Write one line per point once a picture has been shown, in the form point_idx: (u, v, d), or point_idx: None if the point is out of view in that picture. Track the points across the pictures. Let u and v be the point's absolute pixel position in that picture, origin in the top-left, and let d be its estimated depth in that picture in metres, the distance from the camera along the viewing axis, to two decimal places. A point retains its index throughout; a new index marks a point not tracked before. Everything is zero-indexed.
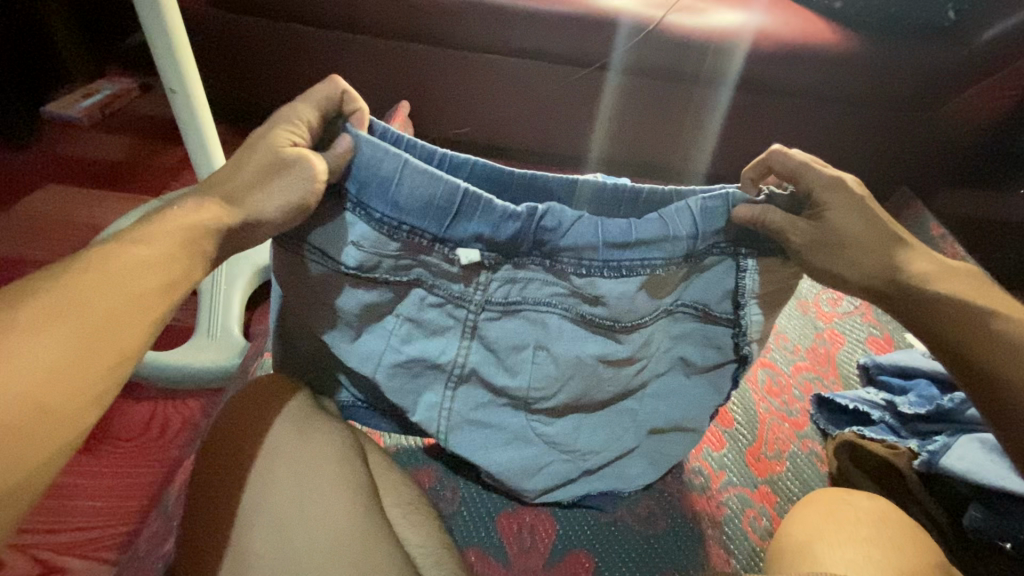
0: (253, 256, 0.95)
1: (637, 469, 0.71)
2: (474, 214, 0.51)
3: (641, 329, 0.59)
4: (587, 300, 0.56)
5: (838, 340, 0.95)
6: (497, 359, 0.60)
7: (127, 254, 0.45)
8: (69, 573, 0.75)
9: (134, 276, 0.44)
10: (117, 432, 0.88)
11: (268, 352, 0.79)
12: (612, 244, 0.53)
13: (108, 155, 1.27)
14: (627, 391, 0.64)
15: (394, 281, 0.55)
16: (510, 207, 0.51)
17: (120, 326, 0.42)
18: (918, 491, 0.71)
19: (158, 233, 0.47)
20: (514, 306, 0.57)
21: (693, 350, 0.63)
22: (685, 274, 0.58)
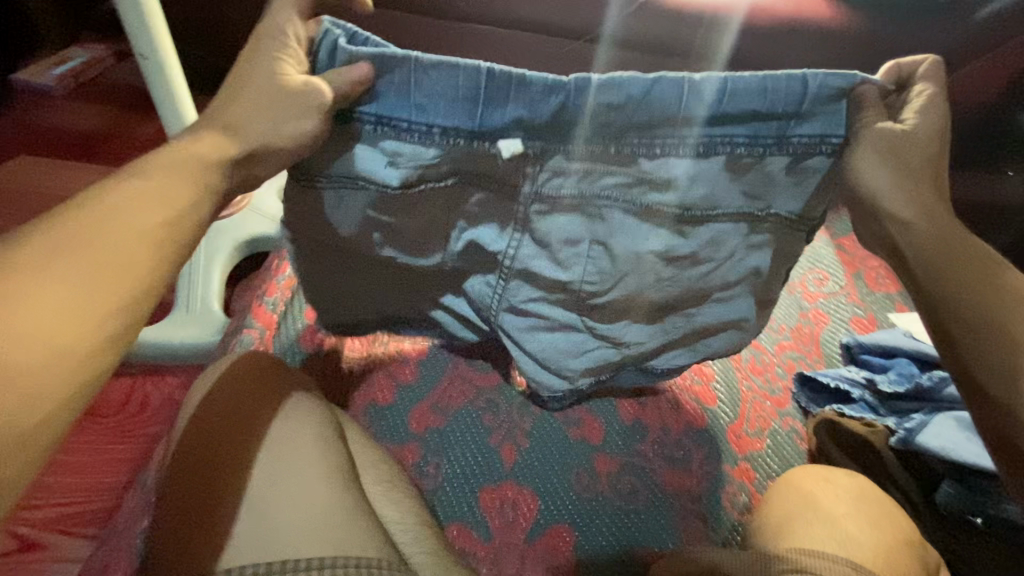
0: (233, 232, 0.92)
1: (672, 357, 0.72)
2: (507, 97, 0.47)
3: (709, 224, 0.55)
4: (655, 188, 0.52)
5: (822, 320, 0.95)
6: (550, 255, 0.58)
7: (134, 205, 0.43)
8: (49, 547, 0.75)
9: (123, 222, 0.41)
10: (95, 408, 0.87)
11: (248, 329, 0.78)
12: (661, 122, 0.49)
13: (82, 125, 1.23)
14: (691, 293, 0.62)
15: (438, 187, 0.54)
16: (547, 81, 0.47)
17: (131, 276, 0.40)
18: (894, 469, 0.72)
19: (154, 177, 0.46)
20: (578, 198, 0.53)
21: (763, 259, 0.59)
22: (758, 164, 0.52)
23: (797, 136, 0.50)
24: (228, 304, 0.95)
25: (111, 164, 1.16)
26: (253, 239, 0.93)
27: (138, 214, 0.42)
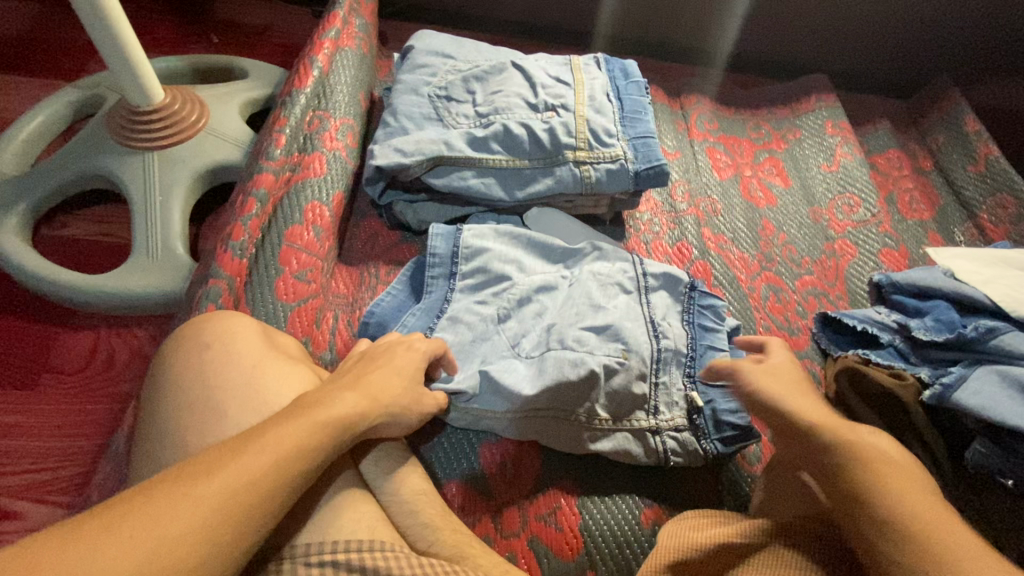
0: (191, 160, 0.80)
1: (519, 374, 0.63)
2: (666, 342, 0.68)
3: (654, 432, 0.65)
4: (635, 436, 0.65)
5: (848, 252, 0.89)
6: (554, 371, 0.62)
7: (192, 499, 0.36)
8: (24, 522, 0.60)
9: (200, 508, 0.35)
10: (57, 364, 0.70)
11: (216, 279, 0.66)
12: (664, 393, 0.66)
13: (7, 27, 1.05)
14: (624, 449, 0.64)
15: (483, 197, 0.78)
16: (663, 397, 0.66)
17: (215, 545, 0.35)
18: (922, 426, 0.65)
19: (256, 445, 0.40)
20: (603, 322, 0.66)
21: (619, 387, 0.64)
22: (692, 409, 0.66)
23: (662, 440, 0.65)
24: (194, 244, 0.82)
25: (48, 79, 1.00)
26: (213, 167, 0.82)
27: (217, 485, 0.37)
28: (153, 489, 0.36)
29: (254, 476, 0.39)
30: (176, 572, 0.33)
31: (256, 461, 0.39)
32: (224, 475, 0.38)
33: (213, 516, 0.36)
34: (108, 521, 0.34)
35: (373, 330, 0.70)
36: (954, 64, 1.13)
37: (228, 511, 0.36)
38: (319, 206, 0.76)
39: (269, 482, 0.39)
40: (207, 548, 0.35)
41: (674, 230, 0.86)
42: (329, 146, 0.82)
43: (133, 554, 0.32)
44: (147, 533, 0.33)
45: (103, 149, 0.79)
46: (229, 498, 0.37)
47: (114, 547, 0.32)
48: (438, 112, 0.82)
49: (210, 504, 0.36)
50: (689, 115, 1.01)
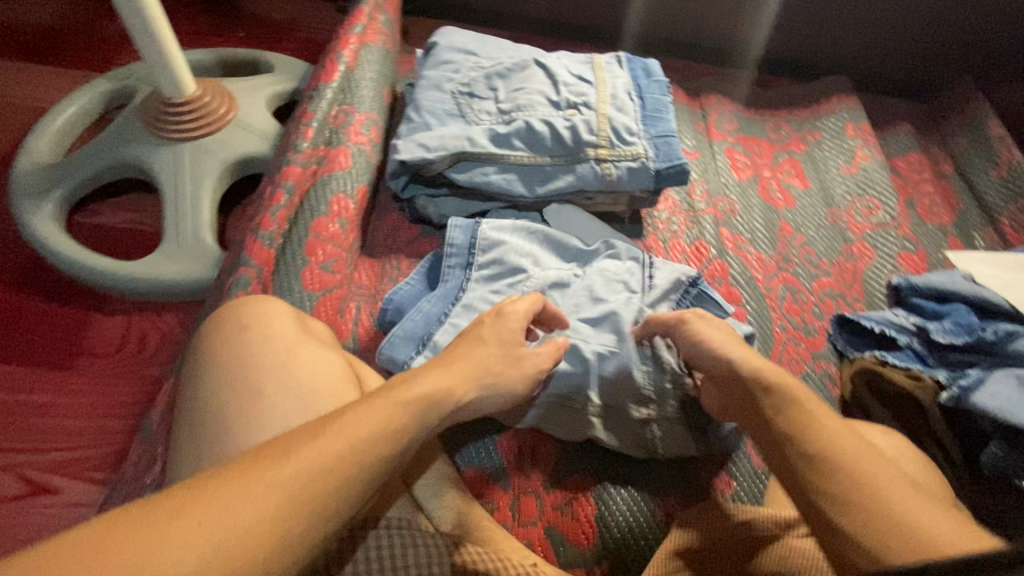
0: (221, 151, 0.82)
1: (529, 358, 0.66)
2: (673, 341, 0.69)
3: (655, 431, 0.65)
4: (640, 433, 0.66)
5: (867, 254, 0.89)
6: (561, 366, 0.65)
7: (273, 475, 0.36)
8: (60, 497, 0.62)
9: (277, 485, 0.35)
10: (91, 346, 0.72)
11: (246, 268, 0.68)
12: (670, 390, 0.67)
13: (39, 18, 1.08)
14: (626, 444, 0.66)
15: (501, 193, 0.80)
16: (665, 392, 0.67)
17: (296, 520, 0.35)
18: (938, 429, 0.65)
19: (331, 428, 0.40)
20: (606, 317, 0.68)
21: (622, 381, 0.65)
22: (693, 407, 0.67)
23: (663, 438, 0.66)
24: (221, 234, 0.84)
25: (79, 70, 1.03)
26: (241, 159, 0.84)
27: (300, 465, 0.37)
28: (235, 470, 0.36)
29: (328, 460, 0.38)
30: (254, 546, 0.33)
31: (331, 444, 0.39)
32: (300, 457, 0.37)
33: (297, 493, 0.36)
34: (190, 498, 0.33)
35: (390, 315, 0.71)
36: (977, 68, 1.12)
37: (303, 488, 0.36)
38: (344, 198, 0.78)
39: (345, 462, 0.39)
40: (294, 531, 0.35)
41: (692, 230, 0.87)
42: (355, 140, 0.83)
43: (210, 533, 0.32)
44: (239, 511, 0.33)
45: (136, 140, 0.81)
46: (311, 477, 0.37)
47: (193, 523, 0.32)
48: (461, 108, 0.83)
49: (286, 485, 0.36)
50: (709, 114, 1.02)
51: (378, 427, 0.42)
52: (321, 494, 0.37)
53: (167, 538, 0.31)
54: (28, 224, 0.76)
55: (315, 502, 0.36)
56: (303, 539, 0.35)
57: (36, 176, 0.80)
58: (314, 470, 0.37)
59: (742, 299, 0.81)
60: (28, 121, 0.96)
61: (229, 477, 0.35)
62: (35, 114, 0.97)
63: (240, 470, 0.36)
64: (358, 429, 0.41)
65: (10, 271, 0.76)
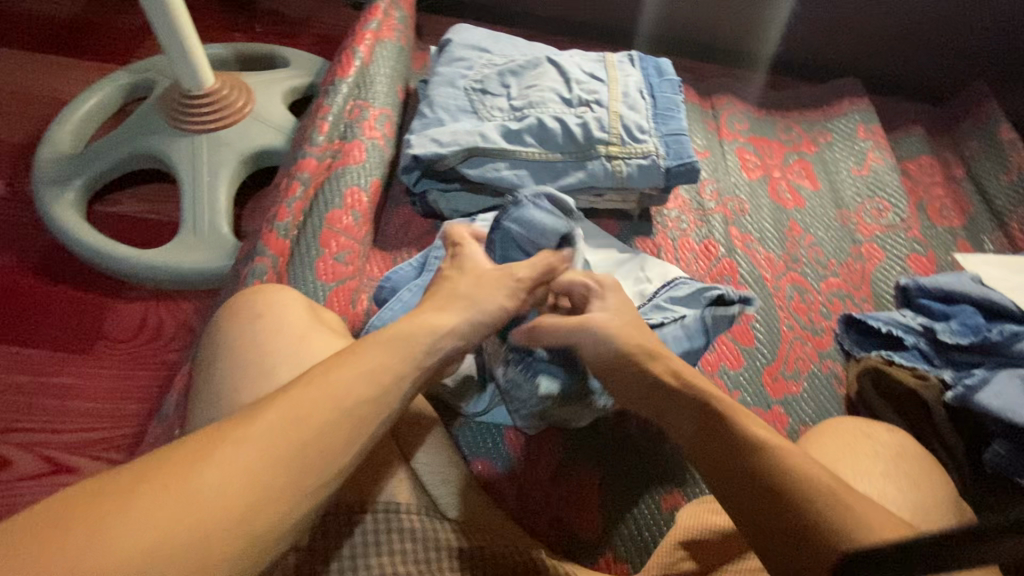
0: (238, 143, 0.83)
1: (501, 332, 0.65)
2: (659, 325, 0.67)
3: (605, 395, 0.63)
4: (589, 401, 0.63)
5: (875, 256, 0.89)
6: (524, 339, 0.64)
7: (235, 444, 0.35)
8: (78, 477, 0.64)
9: (242, 453, 0.34)
10: (109, 332, 0.74)
11: (262, 257, 0.69)
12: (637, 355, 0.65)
13: (62, 10, 1.10)
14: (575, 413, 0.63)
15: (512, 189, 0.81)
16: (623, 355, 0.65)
17: (264, 488, 0.34)
18: (942, 428, 0.66)
19: (295, 392, 0.39)
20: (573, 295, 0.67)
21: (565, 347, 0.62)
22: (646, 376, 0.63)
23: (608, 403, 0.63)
24: (236, 225, 0.86)
25: (101, 62, 1.05)
26: (258, 151, 0.85)
27: (263, 432, 0.36)
28: (200, 440, 0.35)
29: (301, 421, 0.37)
30: (223, 517, 0.32)
31: (292, 408, 0.37)
32: (262, 424, 0.36)
33: (264, 462, 0.35)
34: (150, 471, 0.33)
35: (385, 295, 0.72)
36: (991, 72, 1.12)
37: (270, 456, 0.35)
38: (358, 191, 0.79)
39: (313, 429, 0.37)
40: (292, 490, 0.35)
41: (701, 228, 0.87)
42: (369, 134, 0.84)
43: (176, 504, 0.31)
44: (233, 469, 0.34)
45: (154, 131, 0.83)
46: (276, 444, 0.36)
47: (153, 495, 0.31)
48: (474, 105, 0.84)
49: (252, 454, 0.35)
50: (720, 114, 1.02)
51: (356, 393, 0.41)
52: (288, 462, 0.35)
53: (174, 492, 0.32)
54: (50, 212, 0.78)
55: (286, 471, 0.35)
56: (278, 507, 0.34)
57: (58, 165, 0.81)
58: (285, 437, 0.36)
59: (749, 298, 0.81)
60: (51, 111, 0.98)
61: (225, 434, 0.36)
62: (58, 105, 0.99)
63: (237, 431, 0.36)
64: (332, 395, 0.40)
65: (32, 257, 0.78)
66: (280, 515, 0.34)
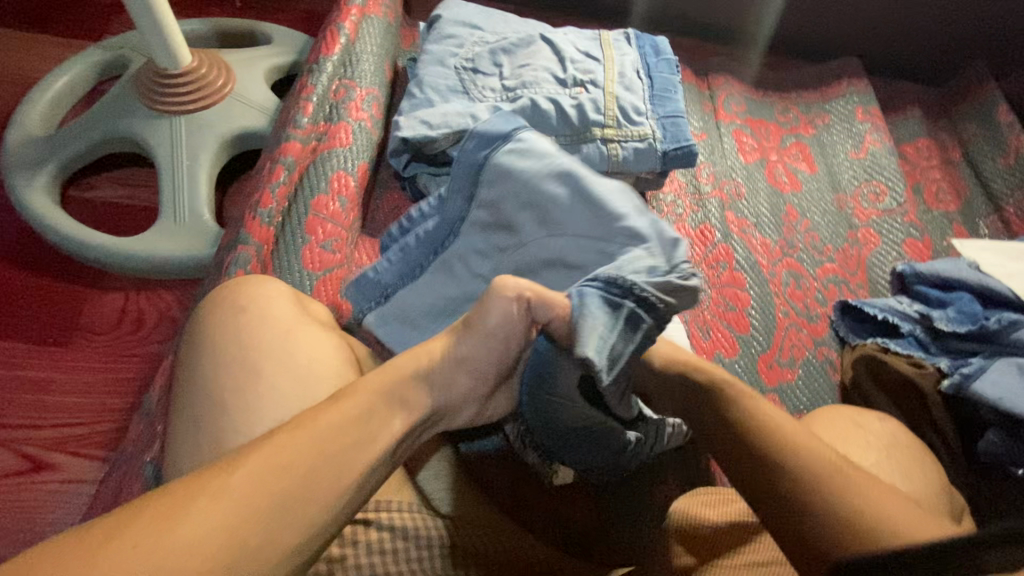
0: (218, 125, 0.80)
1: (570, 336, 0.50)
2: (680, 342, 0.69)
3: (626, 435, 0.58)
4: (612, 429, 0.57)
5: (871, 241, 0.88)
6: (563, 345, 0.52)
7: (226, 484, 0.34)
8: (60, 473, 0.62)
9: (230, 496, 0.34)
10: (87, 323, 0.71)
11: (245, 246, 0.67)
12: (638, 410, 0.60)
13: None
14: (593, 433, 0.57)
15: None
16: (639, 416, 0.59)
17: (252, 531, 0.33)
18: (938, 417, 0.65)
19: (290, 436, 0.38)
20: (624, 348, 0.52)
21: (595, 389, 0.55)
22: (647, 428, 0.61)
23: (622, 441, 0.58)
24: (218, 211, 0.83)
25: (71, 38, 1.00)
26: (239, 134, 0.82)
27: (254, 477, 0.35)
28: (185, 485, 0.34)
29: (289, 455, 0.37)
30: (205, 566, 0.31)
31: (284, 449, 0.37)
32: (250, 464, 0.35)
33: (253, 504, 0.34)
34: (129, 519, 0.32)
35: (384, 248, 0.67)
36: (990, 51, 1.10)
37: (262, 497, 0.34)
38: (345, 176, 0.76)
39: (303, 470, 0.36)
40: (282, 531, 0.34)
41: (697, 213, 0.86)
42: (355, 116, 0.81)
43: (158, 555, 0.31)
44: (234, 505, 0.33)
45: (129, 114, 0.79)
46: (263, 485, 0.35)
47: (127, 547, 0.31)
48: (464, 85, 0.81)
49: (239, 493, 0.34)
50: (717, 95, 1.00)
51: (351, 422, 0.40)
52: (281, 504, 0.35)
53: (154, 541, 0.31)
54: (21, 199, 0.74)
55: (277, 512, 0.34)
56: (263, 543, 0.33)
57: (29, 150, 0.78)
58: (275, 473, 0.35)
59: (745, 284, 0.80)
60: (19, 91, 0.93)
61: (209, 478, 0.35)
62: (27, 84, 0.94)
63: (236, 466, 0.35)
64: (327, 429, 0.39)
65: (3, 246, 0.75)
66: (271, 558, 0.33)
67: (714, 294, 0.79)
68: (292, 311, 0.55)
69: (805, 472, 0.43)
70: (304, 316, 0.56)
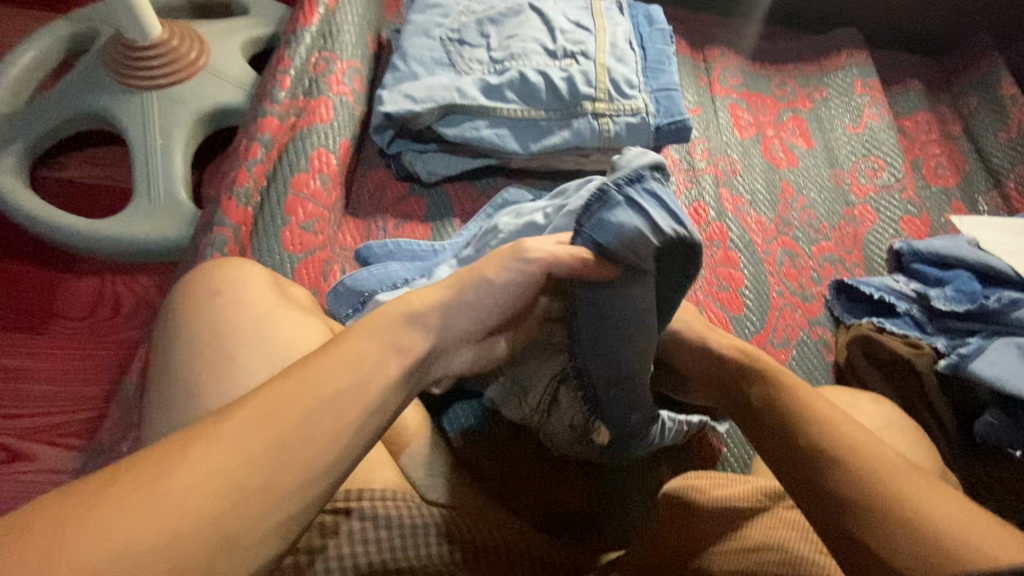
0: (193, 101, 0.76)
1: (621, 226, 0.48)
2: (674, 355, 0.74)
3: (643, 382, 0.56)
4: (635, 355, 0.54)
5: (868, 218, 0.86)
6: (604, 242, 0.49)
7: (224, 439, 0.32)
8: (38, 463, 0.61)
9: (229, 454, 0.32)
10: (63, 310, 0.69)
11: (223, 228, 0.64)
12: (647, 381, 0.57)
13: None
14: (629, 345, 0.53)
15: (492, 148, 0.75)
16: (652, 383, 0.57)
17: (252, 490, 0.31)
18: (935, 398, 0.65)
19: (291, 387, 0.36)
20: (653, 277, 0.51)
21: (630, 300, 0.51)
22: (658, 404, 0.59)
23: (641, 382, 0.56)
24: (196, 191, 0.80)
25: (36, 10, 0.95)
26: (215, 110, 0.78)
27: (251, 433, 0.33)
28: (178, 441, 0.32)
29: (292, 414, 0.34)
30: (201, 529, 0.29)
31: (285, 404, 0.34)
32: (245, 419, 0.33)
33: (252, 463, 0.32)
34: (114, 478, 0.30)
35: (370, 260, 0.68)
36: (993, 21, 1.06)
37: (259, 456, 0.32)
38: (326, 153, 0.73)
39: (305, 428, 0.34)
40: (282, 493, 0.32)
41: (692, 190, 0.83)
42: (336, 90, 0.78)
43: (148, 517, 0.28)
44: (228, 468, 0.31)
45: (98, 88, 0.75)
46: (263, 443, 0.33)
47: (117, 505, 0.28)
48: (450, 57, 0.78)
49: (236, 452, 0.32)
50: (713, 68, 0.96)
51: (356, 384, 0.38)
52: (280, 462, 0.33)
53: (142, 498, 0.29)
54: None
55: (277, 476, 0.32)
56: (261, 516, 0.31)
57: None
58: (274, 435, 0.33)
59: (740, 264, 0.78)
60: None
61: (203, 434, 0.32)
62: None
63: (234, 411, 0.34)
64: (334, 388, 0.37)
65: None
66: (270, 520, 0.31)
67: (708, 273, 0.77)
68: (270, 295, 0.53)
69: (838, 454, 0.41)
70: (282, 300, 0.53)
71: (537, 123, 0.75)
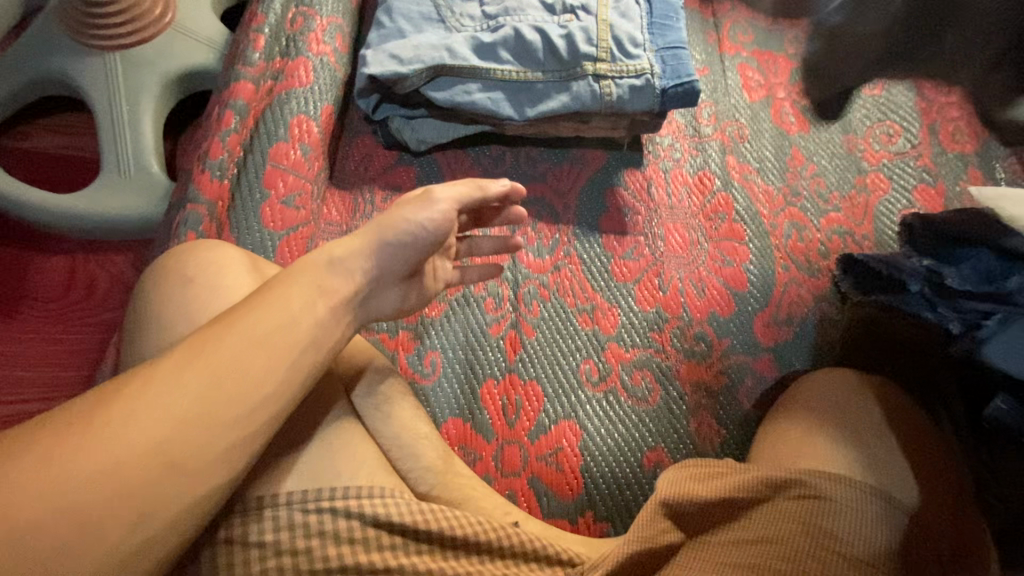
0: (160, 61, 0.70)
1: None
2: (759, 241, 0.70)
3: None
4: None
5: (881, 187, 0.81)
6: None
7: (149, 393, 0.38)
8: None
9: (152, 408, 0.38)
10: (34, 290, 0.66)
11: (197, 205, 0.61)
12: None
13: None
14: None
15: (485, 113, 0.70)
16: None
17: (181, 441, 0.38)
18: None
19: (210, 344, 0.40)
20: None
21: None
22: None
23: None
24: (169, 161, 0.75)
25: None
26: (186, 72, 0.72)
27: (175, 388, 0.39)
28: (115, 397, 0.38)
29: (212, 373, 0.40)
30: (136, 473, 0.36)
31: (206, 365, 0.40)
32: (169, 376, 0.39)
33: (176, 420, 0.38)
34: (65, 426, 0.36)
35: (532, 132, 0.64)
36: None
37: (181, 413, 0.38)
38: (306, 120, 0.68)
39: (225, 383, 0.40)
40: (205, 442, 0.39)
41: (696, 158, 0.79)
42: (316, 49, 0.71)
43: (91, 462, 0.35)
44: (157, 421, 0.37)
45: (56, 50, 0.69)
46: (186, 399, 0.38)
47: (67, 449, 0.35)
48: (439, 12, 0.71)
49: (162, 408, 0.38)
50: (723, 24, 0.89)
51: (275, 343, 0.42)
52: (201, 415, 0.39)
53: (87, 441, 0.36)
54: None
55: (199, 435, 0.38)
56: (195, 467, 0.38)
57: None
58: (196, 391, 0.39)
59: (744, 237, 0.75)
60: None
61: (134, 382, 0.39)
62: None
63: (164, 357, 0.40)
64: (249, 346, 0.41)
65: None
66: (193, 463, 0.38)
67: (711, 247, 0.74)
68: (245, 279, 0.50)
69: None
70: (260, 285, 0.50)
71: (533, 87, 0.69)
